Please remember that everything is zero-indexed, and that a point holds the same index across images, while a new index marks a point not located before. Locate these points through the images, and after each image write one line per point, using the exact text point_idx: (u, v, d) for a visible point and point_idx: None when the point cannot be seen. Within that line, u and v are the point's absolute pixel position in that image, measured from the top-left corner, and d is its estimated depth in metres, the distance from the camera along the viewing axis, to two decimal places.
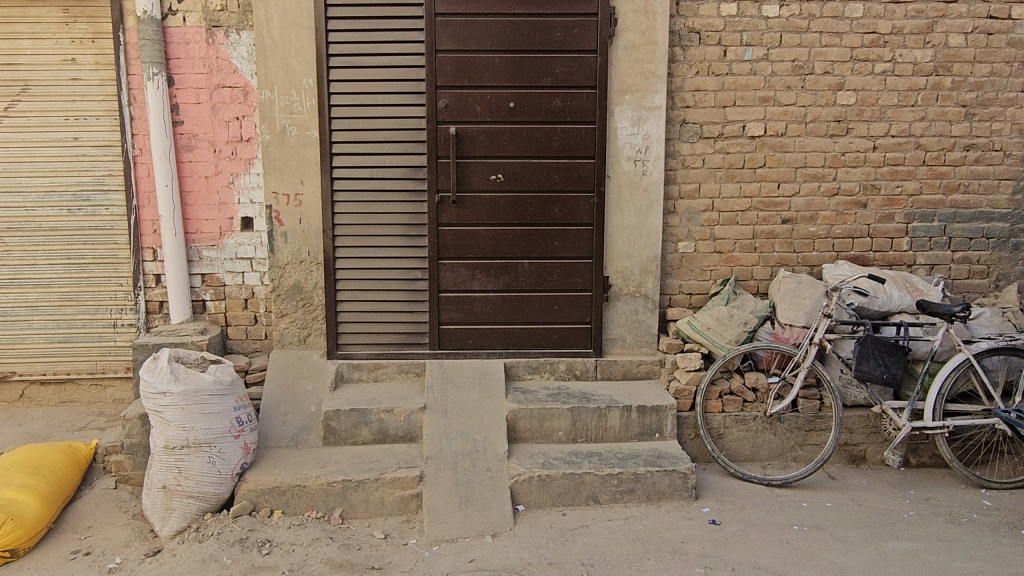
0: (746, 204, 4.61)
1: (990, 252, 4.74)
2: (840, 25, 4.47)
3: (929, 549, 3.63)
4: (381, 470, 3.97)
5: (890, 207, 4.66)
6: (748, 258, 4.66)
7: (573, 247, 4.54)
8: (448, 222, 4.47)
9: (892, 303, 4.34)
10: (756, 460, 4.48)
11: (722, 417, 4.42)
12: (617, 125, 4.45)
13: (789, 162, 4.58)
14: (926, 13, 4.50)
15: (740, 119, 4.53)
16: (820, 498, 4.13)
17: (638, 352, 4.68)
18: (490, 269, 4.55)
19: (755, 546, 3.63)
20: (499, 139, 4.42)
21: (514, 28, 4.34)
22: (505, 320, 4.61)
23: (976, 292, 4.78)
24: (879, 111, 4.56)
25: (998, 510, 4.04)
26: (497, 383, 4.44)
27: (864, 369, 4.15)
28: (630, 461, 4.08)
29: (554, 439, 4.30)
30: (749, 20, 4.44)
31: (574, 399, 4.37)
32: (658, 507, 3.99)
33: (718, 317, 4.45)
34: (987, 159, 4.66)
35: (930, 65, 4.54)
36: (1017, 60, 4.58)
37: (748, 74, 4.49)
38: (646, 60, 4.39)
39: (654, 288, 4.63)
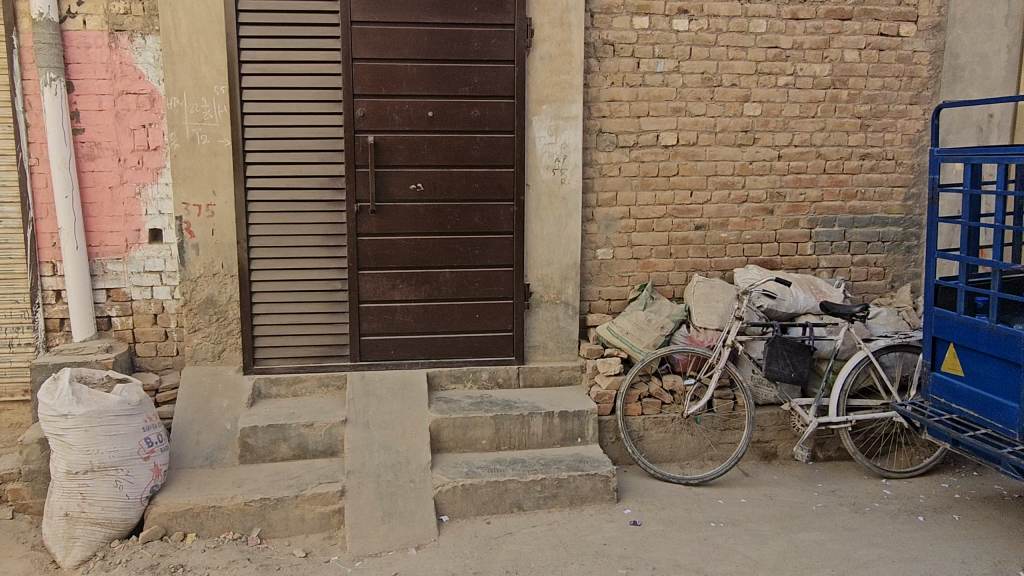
0: (661, 212, 4.75)
1: (886, 255, 5.04)
2: (745, 40, 4.68)
3: (835, 539, 3.82)
4: (301, 487, 3.88)
5: (794, 213, 4.89)
6: (664, 264, 4.80)
7: (494, 256, 4.57)
8: (367, 232, 4.43)
9: (798, 305, 4.55)
10: (675, 461, 4.61)
11: (641, 419, 4.52)
12: (535, 134, 4.51)
13: (701, 170, 4.75)
14: (823, 29, 4.76)
15: (654, 129, 4.66)
16: (735, 494, 4.28)
17: (559, 359, 4.74)
18: (411, 279, 4.53)
19: (674, 545, 3.73)
20: (419, 149, 4.41)
21: (432, 37, 4.35)
22: (427, 330, 4.59)
23: (874, 293, 5.07)
24: (783, 121, 4.79)
25: (898, 499, 4.28)
26: (420, 393, 4.41)
27: (773, 369, 4.33)
28: (553, 467, 4.13)
29: (478, 447, 4.30)
30: (660, 33, 4.59)
31: (497, 406, 4.39)
32: (581, 511, 4.05)
33: (636, 322, 4.57)
34: (881, 168, 4.96)
35: (828, 78, 4.80)
36: (906, 74, 4.90)
37: (660, 85, 4.63)
38: (563, 71, 4.47)
39: (574, 294, 4.70)
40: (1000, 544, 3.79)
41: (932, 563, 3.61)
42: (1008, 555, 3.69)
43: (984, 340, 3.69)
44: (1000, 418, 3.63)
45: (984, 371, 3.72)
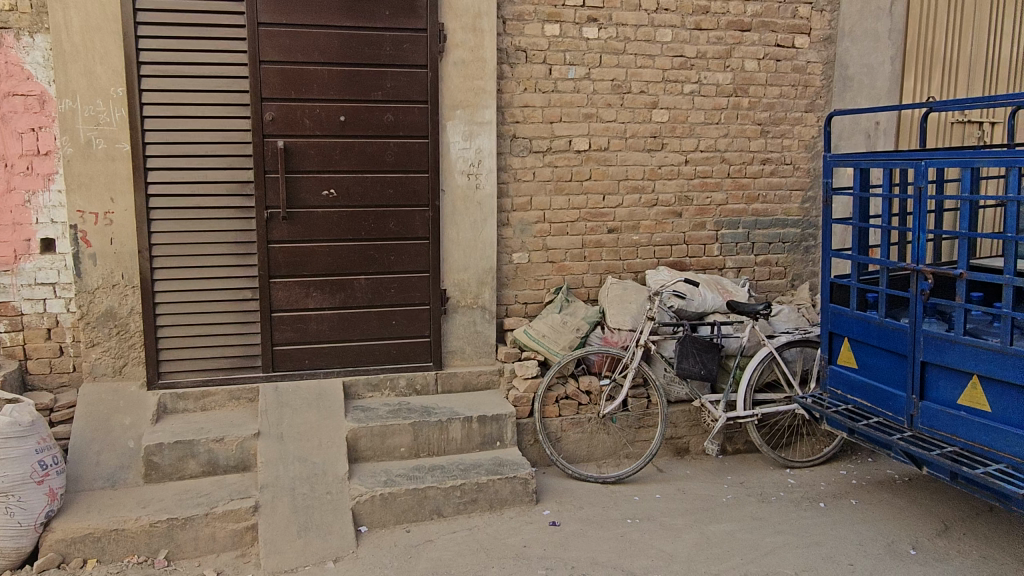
0: (574, 216, 4.83)
1: (786, 255, 5.30)
2: (652, 48, 4.82)
3: (744, 529, 3.98)
4: (211, 505, 3.73)
5: (701, 216, 5.08)
6: (578, 267, 4.89)
7: (409, 262, 4.54)
8: (278, 239, 4.32)
9: (706, 304, 4.72)
10: (592, 460, 4.69)
11: (559, 420, 4.58)
12: (449, 140, 4.51)
13: (612, 174, 4.86)
14: (725, 40, 4.97)
15: (566, 134, 4.74)
16: (650, 490, 4.39)
17: (477, 363, 4.75)
18: (326, 286, 4.44)
19: (593, 543, 3.79)
20: (331, 154, 4.34)
21: (343, 40, 4.29)
22: (342, 338, 4.51)
23: (776, 291, 5.33)
24: (689, 127, 4.97)
25: (801, 487, 4.50)
26: (336, 403, 4.33)
27: (684, 367, 4.47)
28: (472, 472, 4.12)
29: (396, 455, 4.26)
30: (571, 40, 4.67)
31: (415, 413, 4.36)
32: (500, 515, 4.06)
33: (552, 325, 4.64)
34: (780, 172, 5.21)
35: (730, 86, 5.01)
36: (801, 84, 5.17)
37: (572, 92, 4.72)
38: (475, 76, 4.49)
39: (490, 299, 4.72)
40: (893, 525, 4.04)
41: (833, 546, 3.81)
42: (900, 535, 3.94)
43: (875, 334, 3.93)
44: (890, 406, 3.86)
45: (875, 363, 3.96)
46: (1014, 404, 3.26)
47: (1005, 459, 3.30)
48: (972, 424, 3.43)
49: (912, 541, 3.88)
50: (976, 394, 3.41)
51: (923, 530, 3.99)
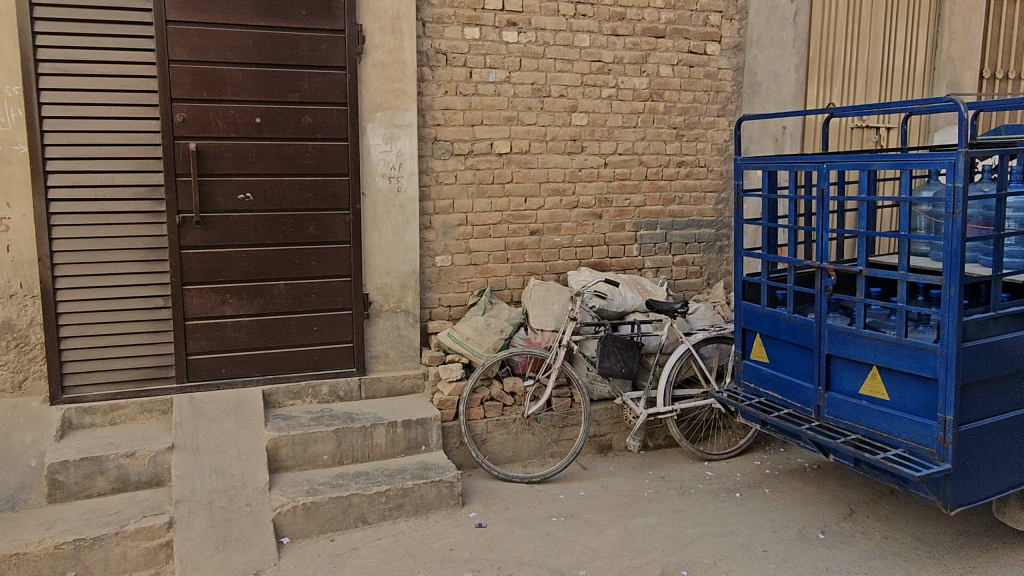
0: (497, 218, 4.85)
1: (702, 255, 5.48)
2: (571, 53, 4.90)
3: (665, 522, 4.09)
4: (121, 523, 3.56)
5: (621, 217, 5.19)
6: (501, 269, 4.91)
7: (330, 266, 4.46)
8: (191, 244, 4.17)
9: (626, 303, 4.82)
10: (517, 461, 4.72)
11: (484, 422, 4.60)
12: (369, 142, 4.45)
13: (533, 177, 4.91)
14: (640, 46, 5.09)
15: (488, 137, 4.76)
16: (575, 488, 4.46)
17: (401, 367, 4.71)
18: (242, 293, 4.32)
19: (519, 543, 3.82)
20: (246, 156, 4.23)
21: (257, 40, 4.18)
22: (261, 346, 4.40)
23: (693, 290, 5.50)
24: (607, 131, 5.07)
25: (718, 479, 4.65)
26: (255, 412, 4.22)
27: (606, 365, 4.56)
28: (397, 477, 4.08)
29: (319, 463, 4.18)
30: (490, 44, 4.69)
31: (338, 420, 4.29)
32: (426, 519, 4.03)
33: (476, 327, 4.64)
34: (695, 174, 5.38)
35: (646, 91, 5.14)
36: (713, 89, 5.36)
37: (492, 95, 4.74)
38: (395, 79, 4.45)
39: (414, 302, 4.68)
40: (804, 511, 4.24)
41: (749, 534, 3.96)
42: (810, 521, 4.13)
43: (784, 329, 4.11)
44: (799, 398, 4.04)
45: (785, 357, 4.15)
46: (909, 392, 3.48)
47: (902, 445, 3.51)
48: (874, 412, 3.63)
49: (821, 526, 4.08)
50: (876, 383, 3.62)
51: (831, 515, 4.19)
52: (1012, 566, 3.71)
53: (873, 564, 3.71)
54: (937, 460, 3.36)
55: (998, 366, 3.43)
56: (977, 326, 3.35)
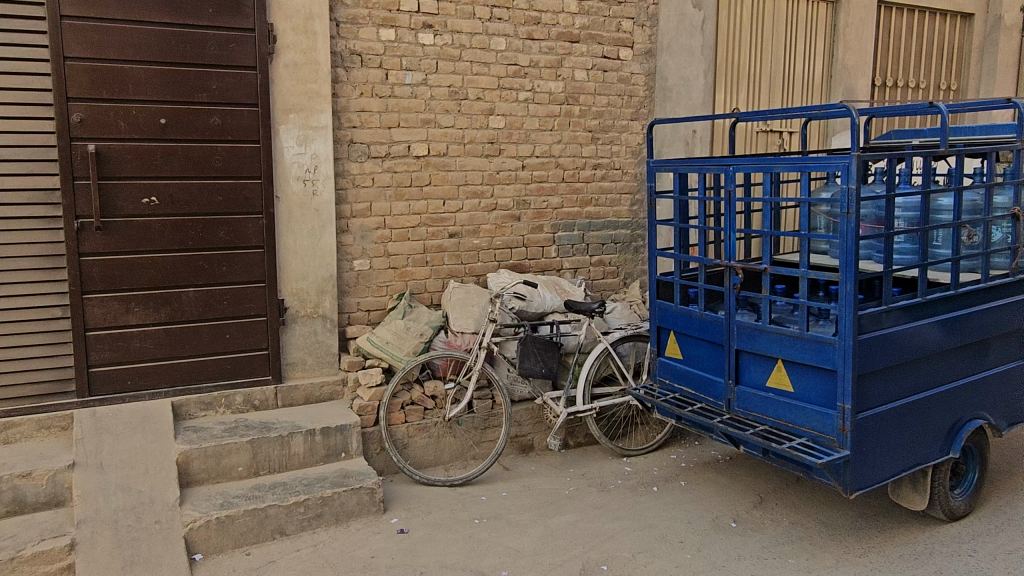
0: (415, 221, 4.82)
1: (618, 255, 5.61)
2: (487, 56, 4.92)
3: (585, 519, 4.16)
4: (17, 548, 3.34)
5: (539, 219, 5.25)
6: (420, 272, 4.88)
7: (242, 272, 4.33)
8: (91, 251, 3.97)
9: (545, 304, 4.87)
10: (439, 465, 4.70)
11: (405, 427, 4.55)
12: (282, 144, 4.33)
13: (451, 180, 4.90)
14: (556, 50, 5.16)
15: (405, 140, 4.72)
16: (497, 489, 4.47)
17: (319, 374, 4.61)
18: (149, 301, 4.14)
19: (441, 547, 3.80)
20: (151, 159, 4.05)
21: (162, 37, 4.02)
22: (170, 356, 4.22)
23: (610, 290, 5.62)
24: (524, 134, 5.12)
25: (636, 474, 4.76)
26: (164, 425, 4.05)
27: (526, 366, 4.60)
28: (316, 486, 3.99)
29: (233, 476, 4.04)
30: (406, 46, 4.65)
31: (253, 430, 4.16)
32: (347, 527, 3.96)
33: (396, 331, 4.60)
34: (610, 177, 5.50)
35: (561, 95, 5.22)
36: (626, 93, 5.48)
37: (409, 97, 4.70)
38: (308, 79, 4.35)
39: (331, 308, 4.59)
40: (717, 502, 4.39)
41: (666, 527, 4.08)
42: (723, 511, 4.29)
43: (696, 326, 4.25)
44: (711, 392, 4.18)
45: (697, 354, 4.29)
46: (812, 383, 3.66)
47: (806, 434, 3.69)
48: (780, 404, 3.80)
49: (733, 515, 4.23)
50: (781, 376, 3.79)
51: (742, 504, 4.36)
52: (907, 544, 3.95)
53: (782, 549, 3.88)
54: (838, 447, 3.55)
55: (891, 357, 3.65)
56: (872, 320, 3.55)
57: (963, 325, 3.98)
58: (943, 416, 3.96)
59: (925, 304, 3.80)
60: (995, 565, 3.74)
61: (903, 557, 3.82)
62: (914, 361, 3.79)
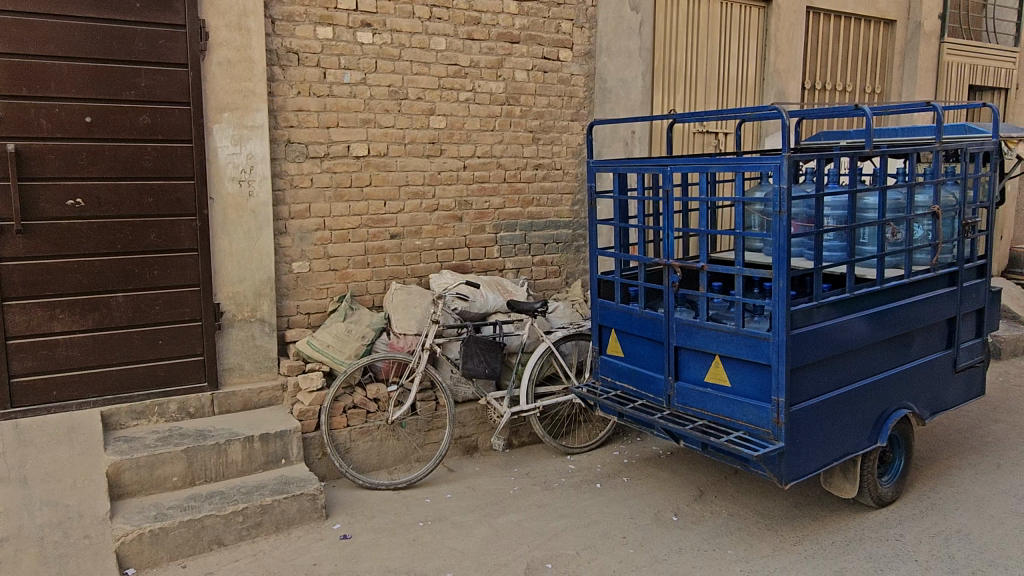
0: (355, 222, 4.75)
1: (560, 255, 5.65)
2: (427, 56, 4.89)
3: (530, 518, 4.17)
4: None
5: (481, 220, 5.25)
6: (361, 274, 4.82)
7: (175, 276, 4.19)
8: (11, 256, 3.79)
9: (488, 305, 4.88)
10: (383, 468, 4.65)
11: (347, 431, 4.49)
12: (215, 144, 4.21)
13: (392, 180, 4.85)
14: (496, 50, 5.17)
15: (344, 139, 4.65)
16: (441, 491, 4.45)
17: (257, 379, 4.50)
18: (75, 307, 3.97)
19: (384, 551, 3.76)
20: (76, 159, 3.89)
21: (86, 33, 3.86)
22: (99, 364, 4.06)
23: (552, 289, 5.66)
24: (465, 134, 5.10)
25: (580, 471, 4.81)
26: (92, 436, 3.89)
27: (470, 367, 4.59)
28: (255, 494, 3.89)
29: (168, 486, 3.91)
30: (345, 45, 4.59)
31: (189, 438, 4.04)
32: (288, 535, 3.87)
33: (337, 334, 4.52)
34: (551, 177, 5.53)
35: (502, 95, 5.23)
36: (566, 94, 5.53)
37: (348, 97, 4.64)
38: (243, 77, 4.24)
39: (269, 311, 4.49)
40: (658, 497, 4.46)
41: (609, 522, 4.13)
42: (664, 505, 4.36)
43: (637, 324, 4.31)
44: (652, 389, 4.25)
45: (638, 351, 4.35)
46: (748, 378, 3.76)
47: (743, 427, 3.78)
48: (718, 399, 3.89)
49: (674, 509, 4.31)
50: (719, 371, 3.88)
51: (683, 498, 4.44)
52: (839, 532, 4.09)
53: (721, 540, 3.97)
54: (773, 439, 3.65)
55: (822, 351, 3.78)
56: (803, 315, 3.67)
57: (889, 319, 4.14)
58: (871, 407, 4.12)
59: (853, 299, 3.93)
60: (920, 548, 3.90)
61: (835, 544, 3.95)
62: (843, 354, 3.92)
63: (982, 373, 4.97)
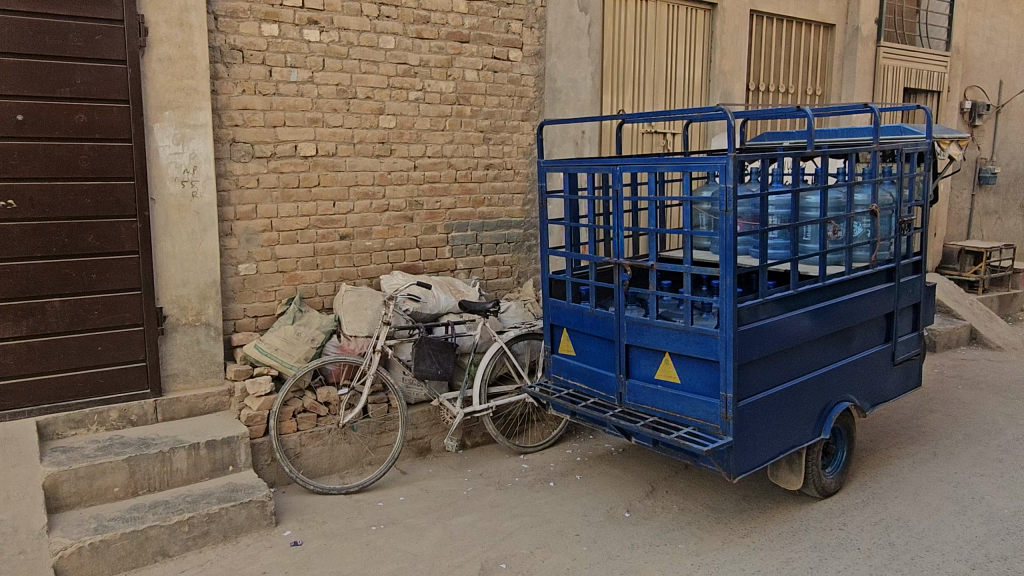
0: (303, 223, 4.67)
1: (512, 255, 5.65)
2: (376, 55, 4.83)
3: (483, 518, 4.16)
4: None
5: (432, 220, 5.22)
6: (310, 275, 4.74)
7: (115, 279, 4.06)
8: None
9: (439, 306, 4.85)
10: (334, 472, 4.58)
11: (297, 436, 4.40)
12: (156, 143, 4.09)
13: (341, 180, 4.78)
14: (445, 50, 5.14)
15: (291, 139, 4.57)
16: (394, 494, 4.40)
17: (202, 385, 4.39)
18: (8, 313, 3.81)
19: (336, 557, 3.70)
20: (7, 158, 3.73)
21: (17, 27, 3.70)
22: (34, 372, 3.90)
23: (505, 289, 5.66)
24: (415, 134, 5.06)
25: (533, 470, 4.82)
26: (28, 447, 3.73)
27: (422, 368, 4.55)
28: (201, 503, 3.79)
29: (110, 497, 3.78)
30: (291, 42, 4.50)
31: (131, 447, 3.91)
32: (236, 544, 3.77)
33: (285, 338, 4.44)
34: (502, 177, 5.53)
35: (452, 95, 5.20)
36: (516, 94, 5.53)
37: (295, 95, 4.56)
38: (185, 75, 4.12)
39: (215, 315, 4.38)
40: (611, 494, 4.50)
41: (562, 521, 4.14)
42: (616, 502, 4.40)
43: (588, 323, 4.34)
44: (603, 387, 4.28)
45: (590, 350, 4.38)
46: (697, 374, 3.82)
47: (693, 423, 3.84)
48: (668, 395, 3.94)
49: (627, 505, 4.35)
50: (669, 368, 3.93)
51: (635, 494, 4.49)
52: (787, 523, 4.18)
53: (672, 535, 4.03)
54: (721, 434, 3.72)
55: (768, 346, 3.86)
56: (750, 312, 3.74)
57: (831, 314, 4.26)
58: (815, 400, 4.23)
59: (796, 295, 4.03)
60: (863, 536, 4.02)
61: (782, 535, 4.04)
62: (788, 349, 4.02)
63: (918, 366, 5.14)
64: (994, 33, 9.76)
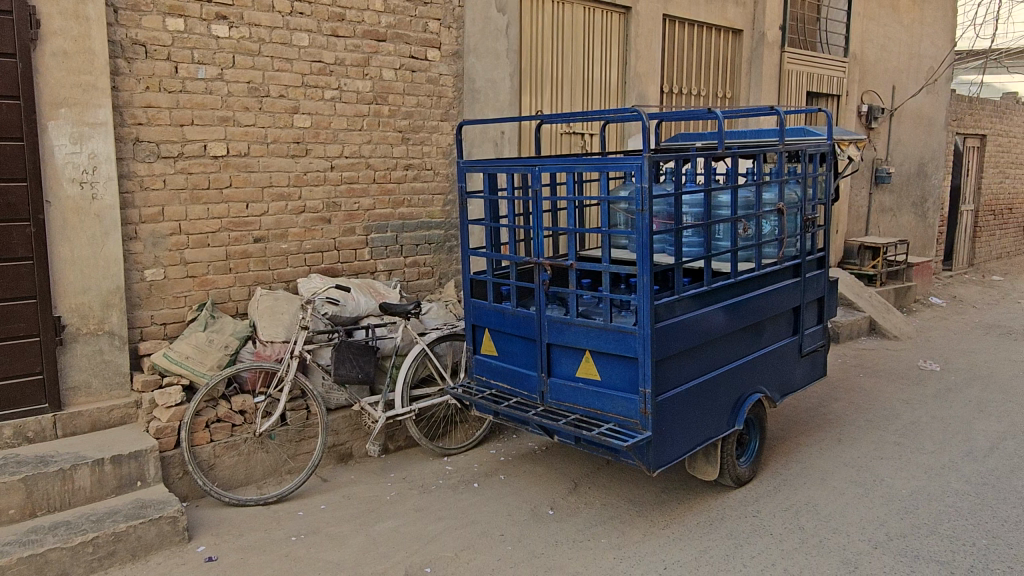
0: (214, 226, 4.50)
1: (433, 255, 5.60)
2: (289, 52, 4.69)
3: (407, 523, 4.10)
4: None
5: (350, 222, 5.11)
6: (223, 280, 4.57)
7: (7, 287, 3.80)
8: None
9: (359, 309, 4.76)
10: (251, 483, 4.43)
11: (210, 446, 4.24)
12: (51, 143, 3.85)
13: (254, 181, 4.63)
14: (362, 48, 5.04)
15: (200, 138, 4.39)
16: (314, 503, 4.29)
17: (107, 397, 4.16)
18: None
19: (253, 570, 3.57)
20: None
21: None
22: None
23: (426, 290, 5.60)
24: (332, 134, 4.95)
25: (457, 472, 4.79)
26: None
27: (342, 373, 4.47)
28: (106, 521, 3.59)
29: (5, 520, 3.55)
30: (197, 37, 4.32)
31: (28, 466, 3.68)
32: (146, 563, 3.59)
33: (197, 345, 4.26)
34: (422, 177, 5.47)
35: (369, 94, 5.11)
36: (435, 94, 5.48)
37: (203, 93, 4.38)
38: (81, 70, 3.90)
39: (119, 323, 4.17)
40: (534, 492, 4.51)
41: (487, 522, 4.13)
42: (540, 500, 4.42)
43: (509, 323, 4.34)
44: (525, 386, 4.30)
45: (511, 349, 4.38)
46: (616, 371, 3.88)
47: (613, 419, 3.90)
48: (589, 393, 3.99)
49: (550, 503, 4.38)
50: (589, 366, 3.97)
51: (558, 492, 4.52)
52: (705, 513, 4.30)
53: (595, 530, 4.07)
54: (640, 429, 3.78)
55: (684, 342, 3.96)
56: (666, 309, 3.82)
57: (743, 309, 4.40)
58: (729, 393, 4.36)
59: (710, 292, 4.14)
60: (775, 522, 4.17)
61: (701, 525, 4.15)
62: (703, 344, 4.13)
63: (824, 357, 5.38)
64: (887, 41, 10.32)
